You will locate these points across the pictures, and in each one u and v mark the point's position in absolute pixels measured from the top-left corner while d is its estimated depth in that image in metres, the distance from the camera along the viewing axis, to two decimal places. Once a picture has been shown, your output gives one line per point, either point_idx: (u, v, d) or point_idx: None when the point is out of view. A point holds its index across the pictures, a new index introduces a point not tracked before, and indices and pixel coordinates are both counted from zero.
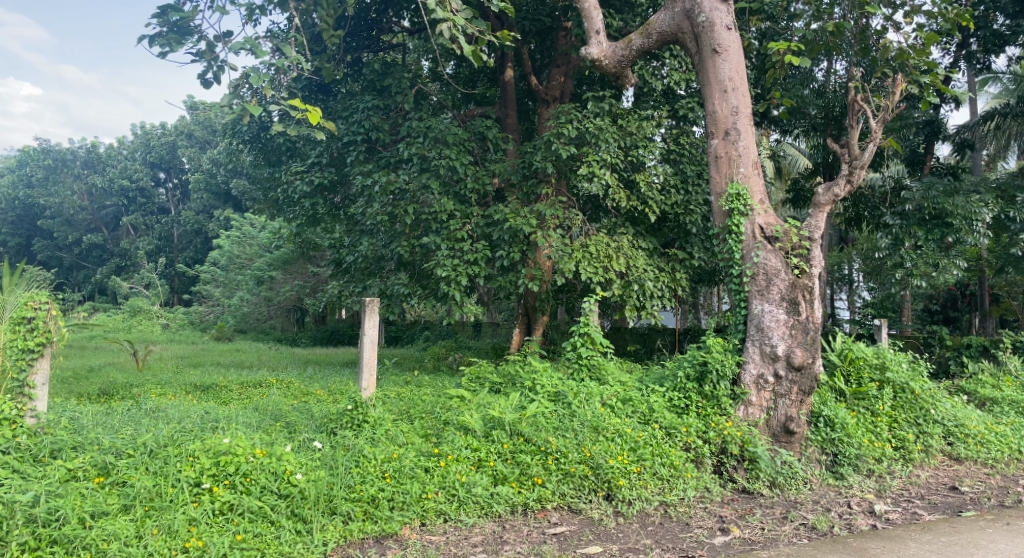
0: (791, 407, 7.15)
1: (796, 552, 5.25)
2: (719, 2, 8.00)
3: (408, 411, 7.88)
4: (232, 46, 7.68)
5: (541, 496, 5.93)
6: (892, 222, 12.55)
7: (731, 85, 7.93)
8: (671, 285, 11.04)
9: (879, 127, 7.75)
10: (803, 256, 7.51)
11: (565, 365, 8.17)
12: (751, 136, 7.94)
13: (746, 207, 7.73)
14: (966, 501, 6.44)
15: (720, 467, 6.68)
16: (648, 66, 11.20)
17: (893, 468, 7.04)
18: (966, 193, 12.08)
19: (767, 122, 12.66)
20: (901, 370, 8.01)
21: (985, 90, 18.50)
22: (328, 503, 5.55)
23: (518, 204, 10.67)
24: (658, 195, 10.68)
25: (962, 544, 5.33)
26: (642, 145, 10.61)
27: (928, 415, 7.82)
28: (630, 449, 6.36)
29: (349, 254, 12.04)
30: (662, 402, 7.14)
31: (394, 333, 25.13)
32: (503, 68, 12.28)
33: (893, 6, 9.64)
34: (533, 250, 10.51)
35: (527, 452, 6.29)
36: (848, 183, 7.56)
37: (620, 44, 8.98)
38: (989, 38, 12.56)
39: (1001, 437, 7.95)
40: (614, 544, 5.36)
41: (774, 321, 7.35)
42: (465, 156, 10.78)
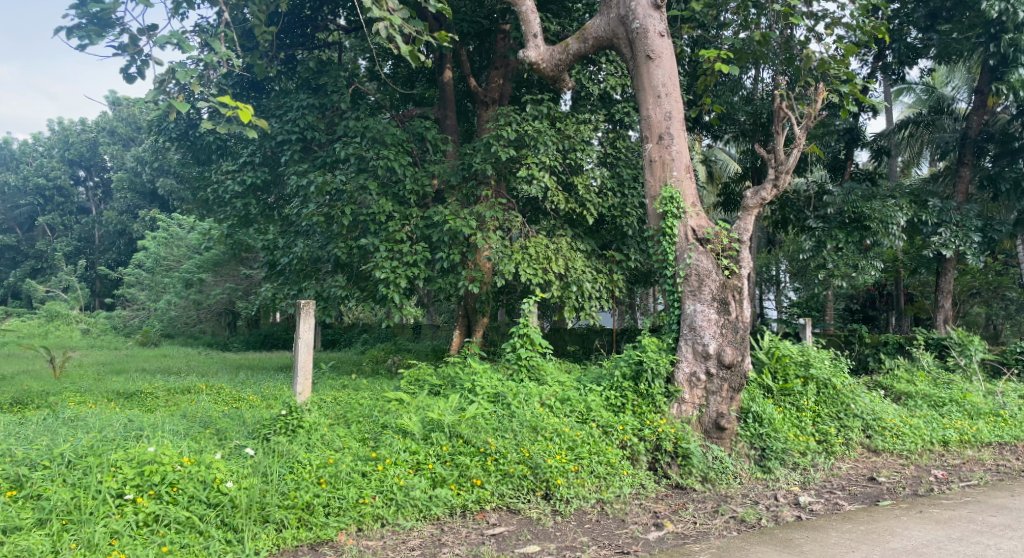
0: (721, 403, 7.37)
1: (726, 544, 5.41)
2: (652, 9, 8.19)
3: (345, 415, 7.79)
4: (157, 40, 7.38)
5: (479, 497, 5.94)
6: (816, 226, 13.10)
7: (665, 90, 8.13)
8: (609, 286, 11.22)
9: (803, 134, 8.08)
10: (732, 257, 7.78)
11: (505, 365, 8.21)
12: (683, 141, 8.15)
13: (679, 210, 7.92)
14: (883, 491, 6.78)
15: (655, 464, 6.84)
16: (585, 71, 11.38)
17: (816, 461, 7.38)
18: (883, 198, 12.71)
19: (698, 127, 13.05)
20: (824, 366, 8.50)
21: (900, 100, 19.52)
22: (260, 511, 5.43)
23: (457, 205, 10.66)
24: (595, 197, 10.87)
25: (879, 531, 5.59)
26: (580, 148, 10.76)
27: (848, 409, 8.26)
28: (567, 448, 6.46)
29: (284, 256, 11.80)
30: (599, 401, 7.27)
31: (331, 336, 24.73)
32: (442, 70, 12.26)
33: (814, 18, 10.08)
34: (473, 252, 10.52)
35: (465, 454, 6.28)
36: (774, 187, 7.86)
37: (557, 48, 9.09)
38: (903, 51, 13.24)
39: (915, 429, 8.40)
40: (552, 543, 5.42)
41: (706, 321, 7.58)
42: (404, 156, 10.73)
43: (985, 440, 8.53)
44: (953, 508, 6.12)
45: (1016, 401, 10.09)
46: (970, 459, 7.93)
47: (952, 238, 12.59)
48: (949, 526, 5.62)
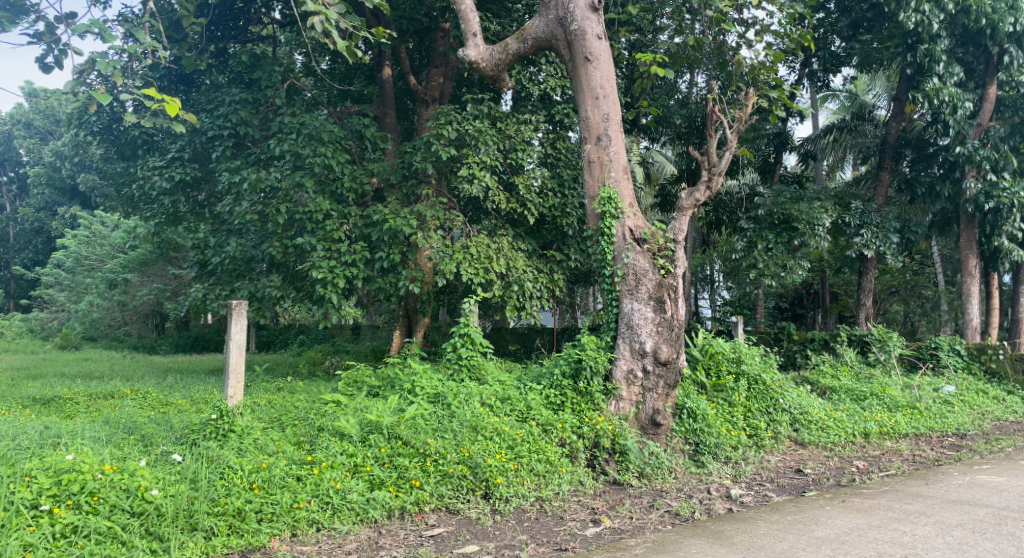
0: (657, 400, 7.51)
1: (662, 538, 5.50)
2: (590, 12, 8.30)
3: (279, 418, 7.61)
4: (76, 28, 7.00)
5: (418, 499, 5.88)
6: (748, 226, 13.53)
7: (602, 92, 8.24)
8: (549, 286, 11.29)
9: (735, 137, 8.31)
10: (668, 257, 7.93)
11: (445, 365, 8.17)
12: (621, 143, 8.27)
13: (617, 210, 8.03)
14: (809, 482, 7.05)
15: (593, 461, 6.94)
16: (525, 72, 11.43)
17: (747, 455, 7.60)
18: (810, 200, 13.24)
19: (636, 129, 13.29)
20: (754, 362, 8.75)
21: (825, 106, 20.35)
22: (188, 519, 5.24)
23: (397, 204, 10.54)
24: (536, 197, 10.94)
25: (806, 520, 5.78)
26: (520, 148, 10.80)
27: (777, 404, 8.54)
28: (508, 447, 6.47)
29: (215, 255, 11.44)
30: (539, 400, 7.33)
31: (265, 338, 24.11)
32: (380, 67, 12.11)
33: (745, 25, 10.39)
34: (413, 251, 10.43)
35: (404, 455, 6.21)
36: (707, 188, 8.06)
37: (497, 48, 9.09)
38: (828, 58, 13.81)
39: (838, 423, 8.77)
40: (491, 542, 5.42)
41: (643, 319, 7.70)
42: (342, 154, 10.54)
43: (903, 431, 8.97)
44: (873, 497, 6.39)
45: (931, 394, 10.64)
46: (889, 450, 8.32)
47: (873, 239, 13.20)
48: (870, 514, 5.86)
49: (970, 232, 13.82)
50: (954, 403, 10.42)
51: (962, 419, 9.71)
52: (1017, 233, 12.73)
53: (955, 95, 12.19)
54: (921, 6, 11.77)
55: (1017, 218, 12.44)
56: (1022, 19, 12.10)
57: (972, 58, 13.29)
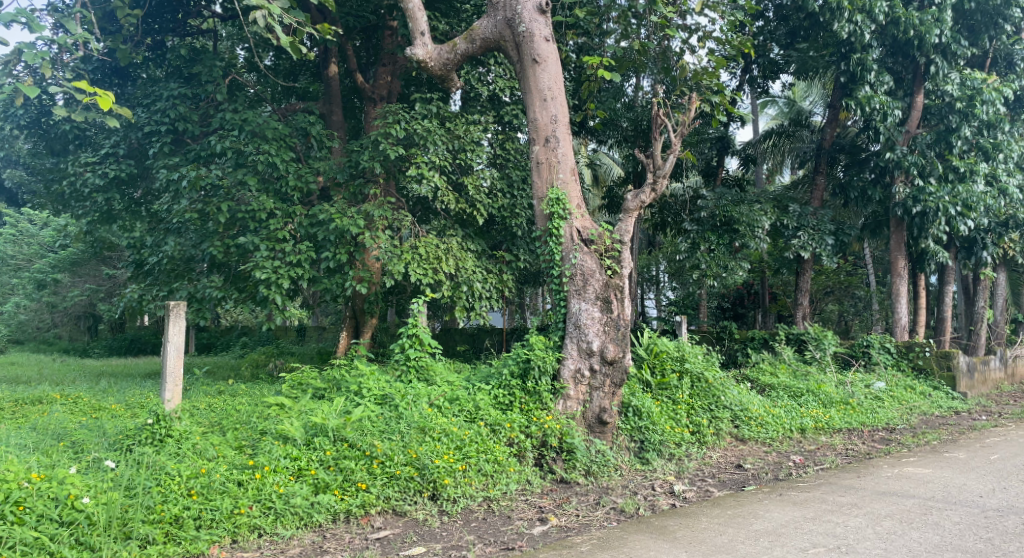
0: (604, 399, 7.60)
1: (607, 534, 5.58)
2: (538, 14, 8.34)
3: (219, 422, 7.42)
4: (2, 17, 6.70)
5: (365, 501, 5.80)
6: (691, 228, 13.87)
7: (550, 94, 8.29)
8: (498, 286, 11.31)
9: (679, 141, 8.47)
10: (614, 258, 8.01)
11: (393, 366, 8.10)
12: (569, 144, 8.33)
13: (565, 211, 8.09)
14: (749, 476, 7.25)
15: (541, 460, 6.98)
16: (474, 72, 11.43)
17: (689, 451, 7.78)
18: (750, 203, 13.63)
19: (584, 131, 13.44)
20: (697, 361, 8.97)
21: (765, 112, 20.98)
22: (122, 528, 5.04)
23: (344, 204, 10.39)
24: (485, 197, 10.95)
25: (745, 514, 5.94)
26: (469, 149, 10.79)
27: (718, 401, 8.79)
28: (455, 447, 6.44)
29: (152, 255, 11.07)
30: (488, 400, 7.33)
31: (206, 340, 23.47)
32: (327, 64, 11.93)
33: (688, 30, 10.63)
34: (360, 251, 10.32)
35: (351, 458, 6.12)
36: (653, 191, 8.19)
37: (445, 47, 9.06)
38: (767, 65, 14.19)
39: (777, 418, 9.07)
40: (438, 543, 5.40)
41: (590, 319, 7.75)
42: (286, 152, 10.35)
43: (837, 426, 9.34)
44: (809, 490, 6.61)
45: (863, 390, 11.09)
46: (824, 444, 8.63)
47: (809, 241, 13.66)
48: (805, 507, 6.06)
49: (899, 235, 14.42)
50: (884, 399, 10.87)
51: (892, 414, 10.17)
52: (942, 236, 13.38)
53: (886, 103, 12.71)
54: (854, 17, 12.22)
55: (942, 221, 13.06)
56: (947, 31, 12.68)
57: (901, 67, 13.88)
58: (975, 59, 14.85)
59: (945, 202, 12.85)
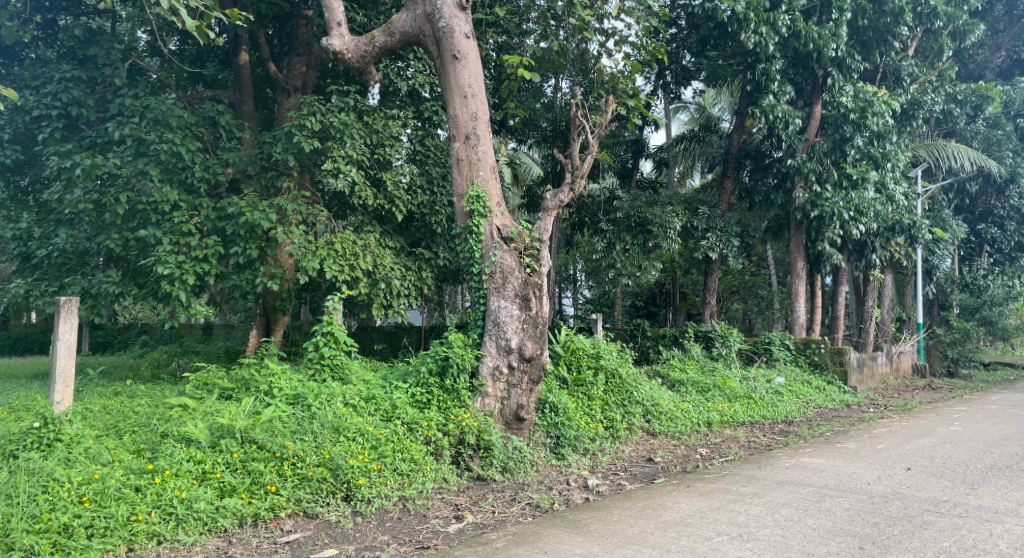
0: (522, 395, 7.63)
1: (522, 530, 5.60)
2: (458, 10, 8.25)
3: (115, 425, 7.02)
4: None
5: (274, 504, 5.59)
6: (607, 228, 14.20)
7: (471, 91, 8.24)
8: (417, 284, 11.19)
9: (597, 142, 8.58)
10: (533, 256, 8.03)
11: (307, 365, 7.88)
12: (489, 142, 8.32)
13: (485, 209, 8.07)
14: (659, 469, 7.46)
15: (457, 458, 6.95)
16: (393, 66, 11.27)
17: (603, 446, 7.97)
18: (663, 205, 14.06)
19: (504, 130, 13.50)
20: (611, 357, 9.17)
21: (678, 116, 21.62)
22: (3, 539, 4.66)
23: (255, 197, 10.03)
24: (404, 194, 10.82)
25: (654, 506, 6.10)
26: (388, 144, 10.64)
27: (631, 396, 9.00)
28: (371, 447, 6.30)
29: (40, 248, 10.33)
30: (405, 398, 7.23)
31: (101, 339, 22.12)
32: (237, 51, 11.50)
33: (605, 35, 10.82)
34: (272, 247, 10.00)
35: (259, 460, 5.89)
36: (571, 190, 8.27)
37: (363, 39, 8.92)
38: (679, 72, 14.70)
39: (686, 412, 9.38)
40: (350, 544, 5.28)
41: (509, 317, 7.75)
42: (192, 142, 9.88)
43: (741, 420, 9.78)
44: (715, 481, 6.87)
45: (764, 385, 11.63)
46: (729, 437, 9.00)
47: (716, 242, 14.24)
48: (710, 497, 6.29)
49: (798, 237, 15.21)
50: (783, 393, 11.45)
51: (790, 408, 10.73)
52: (837, 239, 14.21)
53: (787, 112, 13.40)
54: (759, 28, 12.79)
55: (836, 226, 13.86)
56: (842, 46, 13.44)
57: (802, 79, 14.66)
58: (867, 74, 15.81)
59: (839, 208, 13.64)
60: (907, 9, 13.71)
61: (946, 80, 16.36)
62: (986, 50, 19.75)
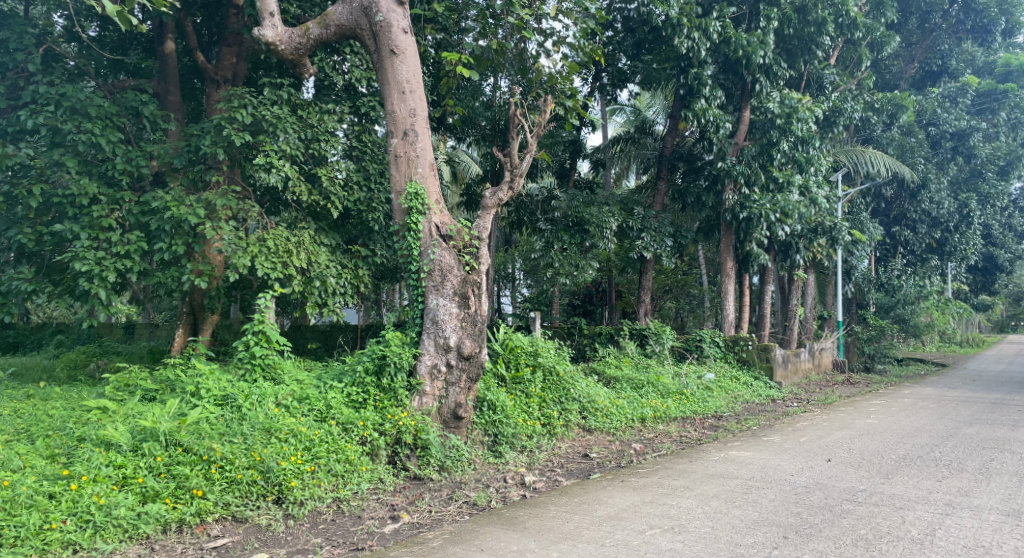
0: (460, 394, 7.56)
1: (459, 528, 5.56)
2: (396, 5, 8.14)
3: (27, 429, 6.66)
4: None
5: (200, 509, 5.38)
6: (544, 227, 14.29)
7: (409, 87, 8.13)
8: (353, 282, 11.02)
9: (535, 141, 8.59)
10: (472, 254, 7.98)
11: (237, 365, 7.64)
12: (428, 139, 8.24)
13: (423, 206, 7.97)
14: (594, 465, 7.54)
15: (394, 458, 6.86)
16: (328, 60, 11.02)
17: (541, 443, 8.00)
18: (599, 205, 14.25)
19: (442, 128, 13.40)
20: (549, 354, 9.24)
21: (614, 118, 21.89)
22: None
23: (181, 191, 9.66)
24: (340, 190, 10.64)
25: (590, 501, 6.15)
26: (323, 139, 10.42)
27: (568, 393, 9.09)
28: (304, 448, 6.13)
29: None
30: (340, 398, 7.09)
31: (12, 340, 20.90)
32: (162, 39, 11.07)
33: (544, 34, 10.88)
34: (199, 242, 9.67)
35: (185, 463, 5.64)
36: (510, 188, 8.24)
37: (297, 31, 8.71)
38: (615, 74, 14.90)
39: (620, 409, 9.52)
40: (281, 548, 5.14)
41: (447, 315, 7.67)
42: (113, 132, 9.45)
43: (673, 415, 9.98)
44: (648, 475, 6.99)
45: (695, 381, 11.92)
46: (661, 432, 9.18)
47: (651, 242, 14.52)
48: (644, 491, 6.39)
49: (728, 238, 15.64)
50: (713, 389, 11.77)
51: (719, 403, 11.04)
52: (763, 240, 14.68)
53: (717, 117, 13.80)
54: (692, 33, 13.09)
55: (763, 227, 14.31)
56: (770, 53, 13.87)
57: (731, 84, 15.05)
58: (792, 81, 16.38)
59: (767, 209, 14.10)
60: (830, 20, 14.26)
61: (865, 88, 17.12)
62: (901, 61, 20.79)
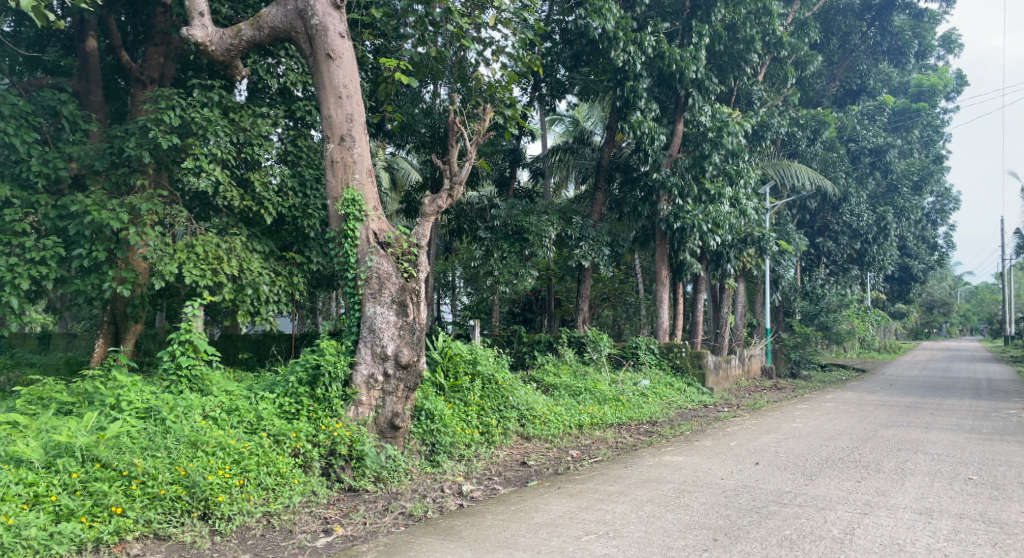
0: (397, 403, 7.44)
1: (393, 540, 5.46)
2: (332, 8, 8.00)
3: None
4: None
5: (119, 527, 5.13)
6: (484, 235, 14.30)
7: (346, 92, 7.99)
8: (288, 289, 10.76)
9: (474, 149, 8.55)
10: (411, 261, 7.88)
11: (162, 377, 7.34)
12: (365, 145, 8.10)
13: (361, 213, 7.82)
14: (532, 472, 7.53)
15: (327, 469, 6.69)
16: (262, 62, 10.75)
17: (478, 452, 7.95)
18: (538, 214, 14.35)
19: (380, 135, 13.26)
20: (488, 362, 9.20)
21: (552, 129, 22.09)
22: None
23: (104, 195, 9.28)
24: (274, 196, 10.40)
25: (526, 509, 6.14)
26: (256, 143, 10.15)
27: (506, 401, 9.08)
28: (232, 461, 5.92)
29: None
30: (271, 409, 6.88)
31: None
32: (83, 37, 10.62)
33: (482, 43, 10.88)
34: (123, 248, 9.30)
35: (103, 480, 5.37)
36: (449, 196, 8.18)
37: (228, 32, 8.48)
38: (554, 85, 15.02)
39: (558, 416, 9.55)
40: None
41: (385, 323, 7.54)
42: (29, 132, 8.99)
43: (609, 421, 10.08)
44: (584, 481, 7.03)
45: (631, 388, 12.09)
46: (598, 439, 9.25)
47: (589, 251, 14.70)
48: (579, 497, 6.42)
49: (663, 247, 15.95)
50: (648, 395, 11.96)
51: (654, 409, 11.21)
52: (696, 250, 15.04)
53: (652, 129, 14.09)
54: (627, 47, 13.35)
55: (697, 237, 14.67)
56: (702, 68, 14.24)
57: (665, 97, 15.36)
58: (722, 95, 16.86)
59: (699, 220, 14.46)
60: (757, 38, 14.77)
61: (790, 105, 17.77)
62: (824, 80, 21.67)
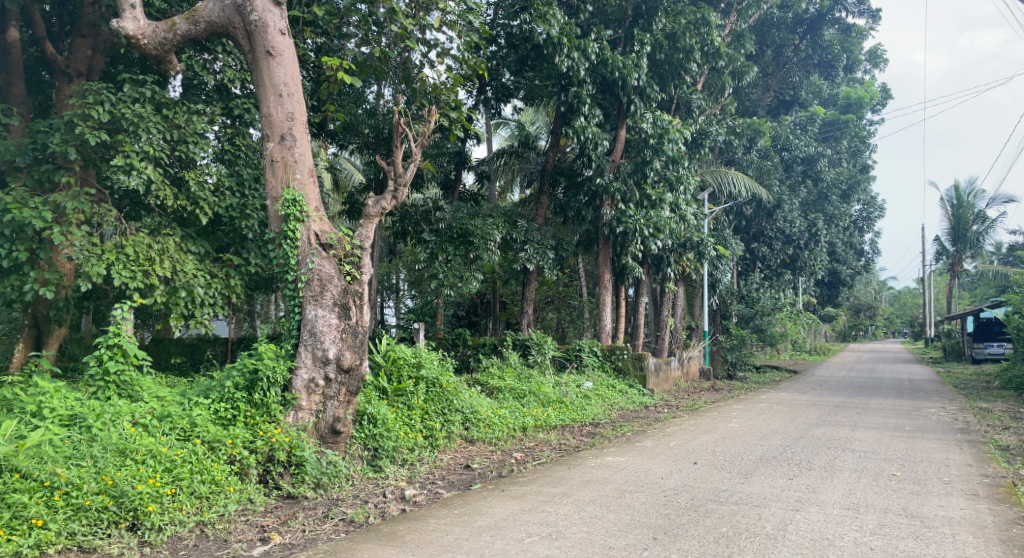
0: (339, 408, 7.29)
1: (334, 547, 5.33)
2: (272, 5, 7.79)
3: None
4: None
5: (40, 540, 4.87)
6: (429, 238, 14.20)
7: (287, 90, 7.81)
8: (224, 292, 10.45)
9: (419, 151, 8.43)
10: (353, 263, 7.73)
11: (88, 383, 7.03)
12: (306, 144, 7.93)
13: (302, 214, 7.64)
14: (475, 476, 7.49)
15: (265, 477, 6.50)
16: (198, 58, 10.44)
17: (421, 456, 7.87)
18: (483, 217, 14.33)
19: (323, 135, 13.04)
20: (432, 366, 9.12)
21: (497, 132, 22.09)
22: None
23: (25, 193, 8.86)
24: (210, 195, 10.09)
25: (470, 512, 6.09)
26: (191, 141, 9.82)
27: (451, 404, 9.01)
28: (164, 470, 5.68)
29: None
30: (206, 415, 6.63)
31: None
32: (4, 27, 10.14)
33: (427, 45, 10.81)
34: (46, 248, 8.89)
35: (22, 491, 5.09)
36: (393, 198, 8.05)
37: (162, 26, 8.19)
38: (499, 88, 15.03)
39: (501, 418, 9.53)
40: None
41: (326, 326, 7.37)
42: None
43: (552, 424, 10.11)
44: (528, 484, 7.02)
45: (575, 389, 12.19)
46: (541, 441, 9.27)
47: (534, 254, 14.72)
48: (523, 499, 6.42)
49: (606, 251, 16.13)
50: (591, 397, 12.06)
51: (596, 411, 11.32)
52: (638, 254, 15.26)
53: (596, 134, 14.26)
54: (571, 53, 13.44)
55: (638, 241, 14.89)
56: (643, 76, 14.45)
57: (608, 104, 15.55)
58: (663, 103, 17.17)
59: (641, 225, 14.72)
60: (697, 48, 15.06)
61: (727, 113, 18.20)
62: (759, 90, 22.32)
